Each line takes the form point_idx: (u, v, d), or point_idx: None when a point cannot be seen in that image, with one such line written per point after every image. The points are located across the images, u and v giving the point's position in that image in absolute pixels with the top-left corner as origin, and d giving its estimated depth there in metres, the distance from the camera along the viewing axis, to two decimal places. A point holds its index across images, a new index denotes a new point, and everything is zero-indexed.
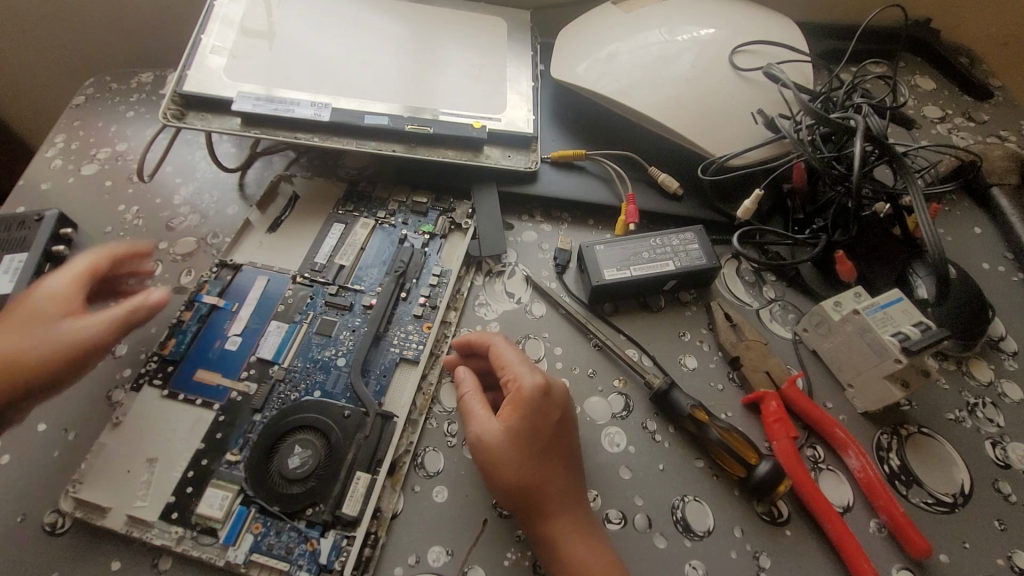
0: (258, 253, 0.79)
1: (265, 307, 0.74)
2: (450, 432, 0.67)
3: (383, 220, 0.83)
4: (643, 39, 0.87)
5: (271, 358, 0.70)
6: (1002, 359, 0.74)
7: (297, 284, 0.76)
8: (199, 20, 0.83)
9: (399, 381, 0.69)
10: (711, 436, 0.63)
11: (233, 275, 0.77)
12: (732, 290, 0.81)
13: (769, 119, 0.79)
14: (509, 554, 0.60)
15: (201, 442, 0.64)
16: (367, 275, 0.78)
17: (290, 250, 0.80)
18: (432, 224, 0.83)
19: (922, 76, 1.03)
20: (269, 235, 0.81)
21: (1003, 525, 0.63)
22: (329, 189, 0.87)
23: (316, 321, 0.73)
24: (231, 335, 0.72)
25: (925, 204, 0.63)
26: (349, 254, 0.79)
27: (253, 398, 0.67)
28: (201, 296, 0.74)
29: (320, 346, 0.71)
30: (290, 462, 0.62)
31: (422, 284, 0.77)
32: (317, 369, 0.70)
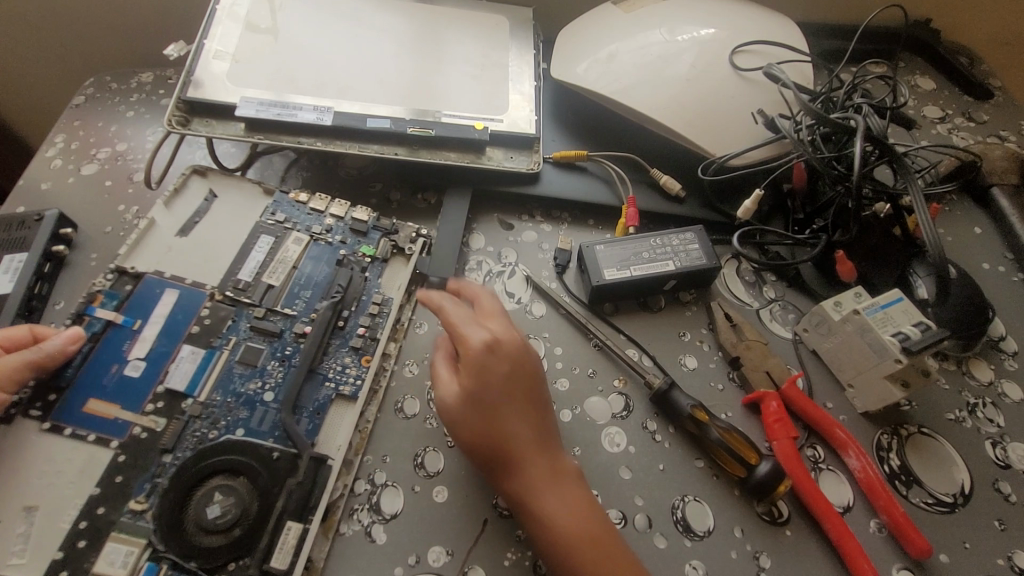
0: (163, 260, 0.74)
1: (172, 331, 0.70)
2: (416, 453, 0.66)
3: (319, 236, 0.79)
4: (643, 38, 0.87)
5: (183, 390, 0.66)
6: (1002, 359, 0.74)
7: (213, 307, 0.72)
8: (202, 25, 0.82)
9: (331, 421, 0.67)
10: (712, 437, 0.63)
11: (139, 289, 0.72)
12: (731, 290, 0.80)
13: (769, 119, 0.79)
14: (509, 555, 0.60)
15: (95, 487, 0.59)
16: (300, 298, 0.74)
17: (209, 262, 0.75)
18: (371, 244, 0.79)
19: (922, 76, 1.03)
20: (182, 240, 0.76)
21: (1003, 525, 0.63)
22: (249, 193, 0.82)
23: (239, 348, 0.70)
24: (132, 360, 0.67)
25: (925, 204, 0.63)
26: (278, 272, 0.75)
27: (161, 436, 0.63)
28: (97, 312, 0.69)
29: (245, 376, 0.68)
30: (208, 510, 0.58)
31: (363, 313, 0.74)
32: (240, 404, 0.66)
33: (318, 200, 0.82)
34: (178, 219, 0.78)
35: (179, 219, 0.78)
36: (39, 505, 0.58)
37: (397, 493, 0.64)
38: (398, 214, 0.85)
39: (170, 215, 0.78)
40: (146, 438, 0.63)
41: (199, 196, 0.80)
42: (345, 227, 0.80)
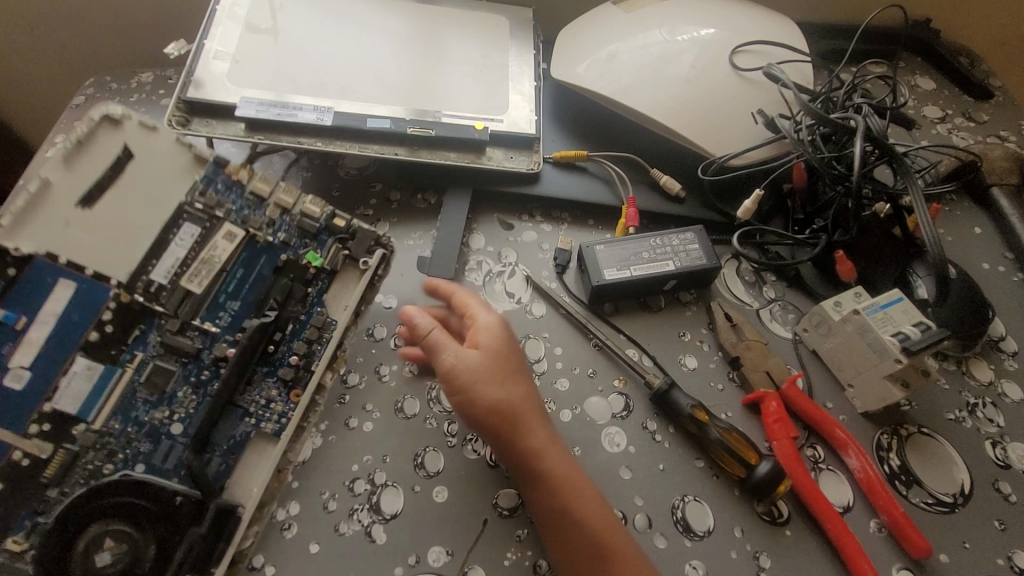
0: (60, 237, 0.61)
1: (63, 339, 0.60)
2: (416, 453, 0.66)
3: (257, 228, 0.68)
4: (642, 38, 0.87)
5: (75, 415, 0.59)
6: (1002, 359, 0.74)
7: (116, 312, 0.62)
8: (203, 25, 0.82)
9: (246, 465, 0.63)
10: (711, 437, 0.64)
11: (30, 275, 0.60)
12: (731, 290, 0.80)
13: (769, 119, 0.79)
14: (509, 554, 0.61)
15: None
16: (225, 311, 0.66)
17: (124, 248, 0.63)
18: (316, 248, 0.69)
19: (922, 76, 1.03)
20: (87, 216, 0.63)
21: (1003, 525, 0.63)
22: (173, 160, 0.67)
23: (144, 368, 0.63)
24: (14, 368, 0.58)
25: (925, 204, 0.64)
26: (201, 274, 0.66)
27: (46, 470, 0.58)
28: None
29: (150, 400, 0.62)
30: (96, 558, 0.55)
31: (296, 339, 0.67)
32: (142, 436, 0.61)
33: (256, 184, 0.70)
34: (82, 184, 0.63)
35: (82, 185, 0.63)
36: None
37: (397, 493, 0.64)
38: (398, 214, 0.85)
39: (73, 180, 0.63)
40: (28, 467, 0.57)
41: (107, 158, 0.64)
42: (290, 221, 0.70)
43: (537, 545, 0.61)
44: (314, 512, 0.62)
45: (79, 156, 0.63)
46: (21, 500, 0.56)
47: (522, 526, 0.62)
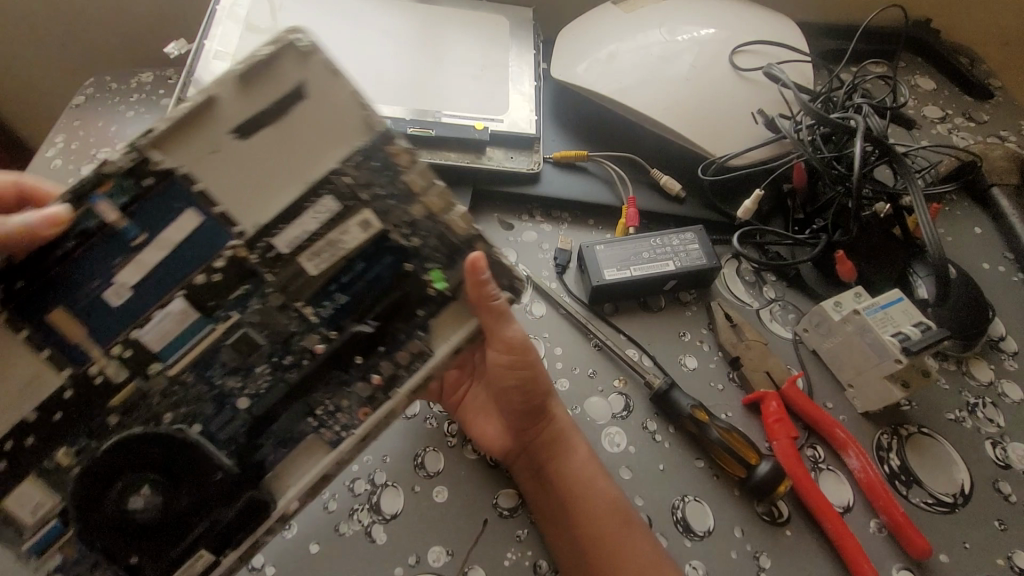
0: (222, 173, 0.47)
1: (166, 274, 0.48)
2: (416, 453, 0.67)
3: (394, 225, 0.53)
4: (643, 39, 0.87)
5: (156, 354, 0.49)
6: (1002, 359, 0.74)
7: (228, 261, 0.49)
8: (203, 25, 0.82)
9: (297, 459, 0.53)
10: (711, 436, 0.64)
11: (145, 198, 0.46)
12: (731, 290, 0.80)
13: (769, 119, 0.80)
14: (509, 554, 0.61)
15: (32, 412, 0.47)
16: (330, 302, 0.52)
17: (245, 192, 0.48)
18: (444, 266, 0.55)
19: (922, 76, 1.03)
20: (252, 147, 0.48)
21: (1004, 525, 0.63)
22: (337, 104, 0.50)
23: (235, 332, 0.50)
24: (117, 284, 0.47)
25: (925, 204, 0.65)
26: (322, 255, 0.51)
27: (112, 396, 0.49)
28: (88, 198, 0.45)
29: (227, 366, 0.51)
30: (130, 499, 0.46)
31: (398, 352, 0.54)
32: (209, 398, 0.51)
33: (413, 175, 0.52)
34: (251, 104, 0.47)
35: (252, 107, 0.47)
36: None
37: (397, 493, 0.64)
38: None
39: (245, 102, 0.47)
40: (99, 386, 0.48)
41: (293, 77, 0.48)
42: (432, 230, 0.54)
43: (537, 545, 0.61)
44: (313, 513, 0.62)
45: (258, 76, 0.47)
46: (86, 412, 0.48)
47: (522, 526, 0.62)
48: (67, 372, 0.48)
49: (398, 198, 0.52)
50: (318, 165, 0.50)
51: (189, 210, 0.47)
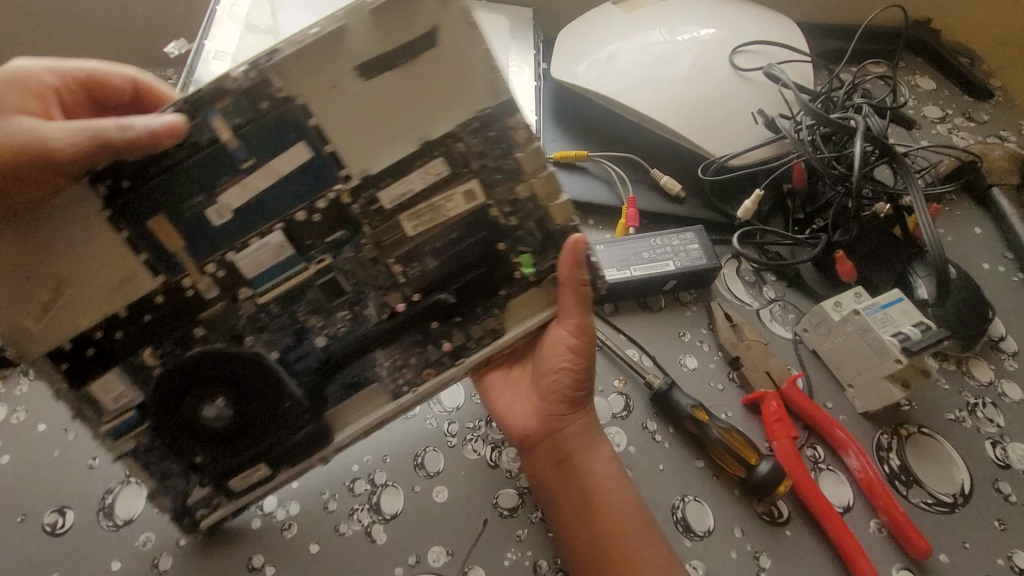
0: (342, 109, 0.47)
1: (264, 207, 0.49)
2: (416, 454, 0.67)
3: (498, 200, 0.55)
4: (642, 39, 0.87)
5: (249, 279, 0.52)
6: (1002, 359, 0.74)
7: (330, 204, 0.51)
8: (203, 25, 0.82)
9: (360, 402, 0.59)
10: (711, 436, 0.64)
11: (253, 126, 0.46)
12: (731, 290, 0.80)
13: (769, 119, 0.80)
14: (509, 554, 0.61)
15: (122, 310, 0.50)
16: (419, 263, 0.55)
17: (361, 133, 0.48)
18: (534, 252, 0.58)
19: (922, 76, 1.03)
20: (374, 87, 0.47)
21: (1003, 525, 0.62)
22: (467, 50, 0.48)
23: (328, 275, 0.54)
24: (221, 203, 0.48)
25: (925, 204, 0.65)
26: (422, 216, 0.53)
27: (201, 312, 0.52)
28: (206, 113, 0.45)
29: (312, 305, 0.55)
30: (207, 407, 0.53)
31: (473, 325, 0.59)
32: (289, 331, 0.55)
33: (526, 155, 0.53)
34: (376, 42, 0.45)
35: (380, 44, 0.45)
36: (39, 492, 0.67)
37: (397, 493, 0.65)
38: None
39: (377, 35, 0.45)
40: (191, 298, 0.51)
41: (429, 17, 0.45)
42: (532, 213, 0.56)
43: (537, 545, 0.61)
44: (314, 513, 0.64)
45: (397, 13, 0.45)
46: (173, 322, 0.52)
47: (522, 526, 0.62)
48: (162, 279, 0.50)
49: (508, 171, 0.53)
50: (438, 119, 0.49)
51: (291, 152, 0.47)
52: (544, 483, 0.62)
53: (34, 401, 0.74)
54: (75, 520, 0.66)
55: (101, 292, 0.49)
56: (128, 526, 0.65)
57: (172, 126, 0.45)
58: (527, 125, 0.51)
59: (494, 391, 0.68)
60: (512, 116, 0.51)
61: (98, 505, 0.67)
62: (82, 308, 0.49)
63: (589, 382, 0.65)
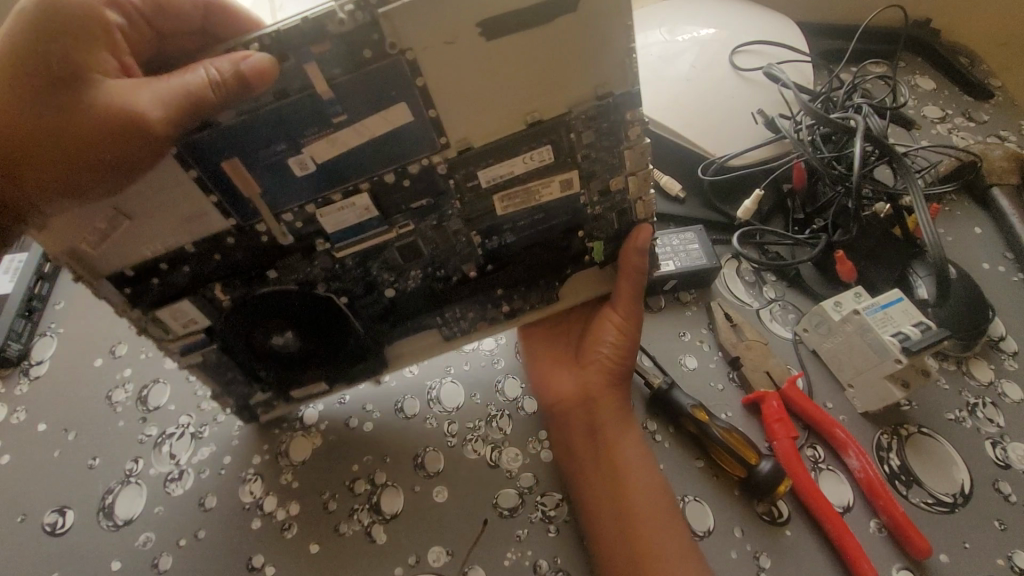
0: (462, 72, 0.46)
1: (343, 164, 0.49)
2: (416, 454, 0.67)
3: (591, 190, 0.58)
4: (643, 39, 0.88)
5: (332, 237, 0.55)
6: (1002, 359, 0.73)
7: (423, 169, 0.51)
8: None
9: (415, 338, 0.69)
10: (712, 436, 0.64)
11: (350, 81, 0.45)
12: (731, 289, 0.80)
13: (769, 119, 0.80)
14: (509, 554, 0.61)
15: (190, 246, 0.52)
16: (499, 233, 0.60)
17: (474, 98, 0.48)
18: (607, 241, 0.64)
19: (922, 76, 1.04)
20: (496, 49, 0.45)
21: (1004, 525, 0.62)
22: (603, 25, 0.46)
23: (406, 239, 0.57)
24: (308, 155, 0.48)
25: (925, 204, 0.65)
26: (516, 198, 0.56)
27: (279, 258, 0.56)
28: (303, 57, 0.43)
29: (387, 263, 0.59)
30: (277, 339, 0.60)
31: (532, 295, 0.66)
32: (361, 283, 0.60)
33: (633, 154, 0.55)
34: (514, 4, 0.43)
35: (512, 4, 0.43)
36: (44, 487, 0.68)
37: (397, 493, 0.65)
38: None
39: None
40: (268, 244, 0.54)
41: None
42: (616, 205, 0.61)
43: (537, 545, 0.61)
44: (314, 513, 0.64)
45: None
46: (244, 260, 0.55)
47: (522, 526, 0.62)
48: (232, 222, 0.51)
49: (606, 164, 0.56)
50: (553, 95, 0.49)
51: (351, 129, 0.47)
52: (573, 450, 0.65)
53: (34, 401, 0.75)
54: (74, 520, 0.66)
55: (163, 227, 0.51)
56: (129, 526, 0.65)
57: (263, 66, 0.42)
58: (642, 122, 0.53)
59: (536, 368, 0.73)
60: (631, 111, 0.52)
61: (98, 505, 0.67)
62: (145, 242, 0.51)
63: (628, 363, 0.69)
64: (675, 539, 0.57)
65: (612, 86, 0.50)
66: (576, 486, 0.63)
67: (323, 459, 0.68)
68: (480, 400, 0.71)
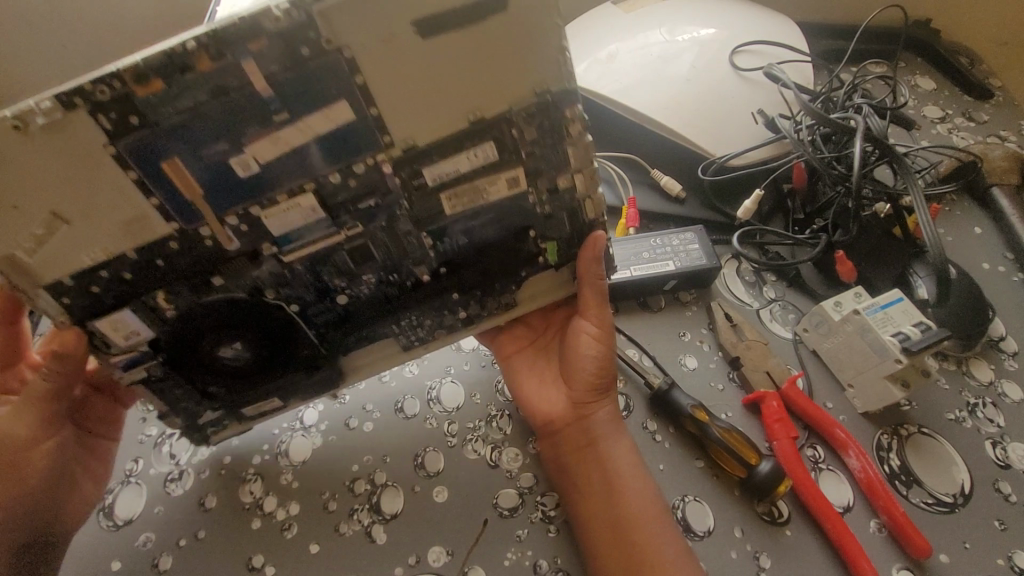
0: (402, 70, 0.44)
1: (285, 166, 0.47)
2: (416, 453, 0.67)
3: (537, 189, 0.56)
4: (643, 39, 0.88)
5: (274, 239, 0.52)
6: (1002, 359, 0.73)
7: (369, 168, 0.50)
8: None
9: (372, 346, 0.67)
10: (711, 436, 0.64)
11: (291, 78, 0.43)
12: (731, 290, 0.80)
13: (769, 119, 0.80)
14: (509, 555, 0.61)
15: (132, 253, 0.49)
16: (453, 236, 0.58)
17: (415, 95, 0.46)
18: (560, 246, 0.62)
19: (922, 76, 1.04)
20: (432, 50, 0.44)
21: (1004, 525, 0.62)
22: (538, 24, 0.45)
23: (354, 241, 0.54)
24: (248, 153, 0.45)
25: (925, 204, 0.65)
26: (464, 196, 0.54)
27: (222, 268, 0.53)
28: (238, 55, 0.41)
29: (338, 269, 0.56)
30: (225, 352, 0.57)
31: (488, 300, 0.64)
32: (311, 291, 0.58)
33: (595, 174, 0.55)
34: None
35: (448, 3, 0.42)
36: None
37: (397, 493, 0.65)
38: None
39: None
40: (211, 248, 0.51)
41: None
42: (566, 205, 0.58)
43: (537, 545, 0.61)
44: (314, 513, 0.64)
45: None
46: (183, 268, 0.51)
47: (522, 526, 0.62)
48: (176, 226, 0.48)
49: (550, 161, 0.54)
50: (494, 93, 0.48)
51: (324, 116, 0.45)
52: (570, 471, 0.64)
53: None
54: None
55: (105, 234, 0.47)
56: (129, 526, 0.65)
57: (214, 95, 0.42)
58: (581, 116, 0.51)
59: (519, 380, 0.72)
60: (570, 106, 0.51)
61: (98, 505, 0.66)
62: (81, 251, 0.48)
63: (612, 372, 0.68)
64: (668, 545, 0.57)
65: (548, 84, 0.49)
66: (567, 501, 0.62)
67: (323, 459, 0.68)
68: (480, 400, 0.72)
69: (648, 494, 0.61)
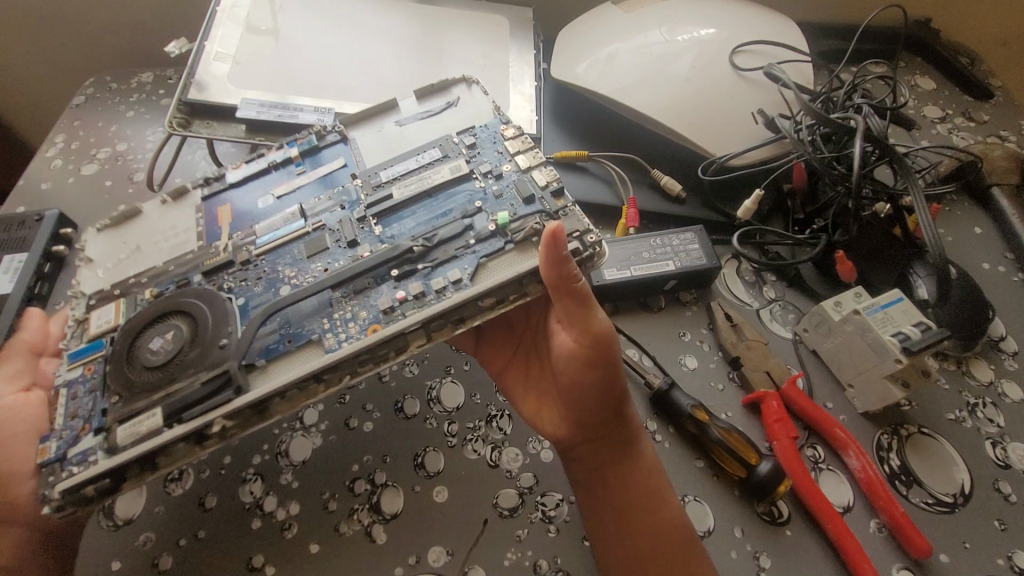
0: (382, 145, 0.71)
1: (294, 197, 0.68)
2: (416, 453, 0.68)
3: (482, 176, 0.67)
4: (642, 39, 0.88)
5: (256, 239, 0.64)
6: (1002, 359, 0.73)
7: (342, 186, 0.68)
8: (204, 27, 0.83)
9: (296, 350, 0.57)
10: (712, 436, 0.64)
11: (316, 151, 0.71)
12: (732, 290, 0.80)
13: (769, 119, 0.79)
14: (509, 555, 0.61)
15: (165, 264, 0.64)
16: (405, 223, 0.64)
17: (388, 149, 0.70)
18: (512, 215, 0.62)
19: (922, 76, 1.03)
20: (403, 131, 0.72)
21: (1004, 525, 0.62)
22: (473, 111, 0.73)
23: (320, 232, 0.64)
24: (271, 194, 0.68)
25: (925, 204, 0.65)
26: (412, 185, 0.66)
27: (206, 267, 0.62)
28: (291, 146, 0.72)
29: (294, 258, 0.63)
30: (154, 344, 0.57)
31: (438, 275, 0.60)
32: (264, 281, 0.62)
33: None
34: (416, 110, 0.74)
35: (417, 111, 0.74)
36: None
37: (397, 493, 0.65)
38: None
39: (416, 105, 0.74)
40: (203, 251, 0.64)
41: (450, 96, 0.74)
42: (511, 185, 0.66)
43: (536, 545, 0.61)
44: (313, 513, 0.64)
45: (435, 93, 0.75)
46: (182, 269, 0.63)
47: (522, 526, 0.62)
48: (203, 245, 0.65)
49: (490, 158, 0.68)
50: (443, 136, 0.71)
51: (329, 168, 0.69)
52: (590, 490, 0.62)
53: None
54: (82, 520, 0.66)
55: (159, 253, 0.65)
56: (129, 526, 0.64)
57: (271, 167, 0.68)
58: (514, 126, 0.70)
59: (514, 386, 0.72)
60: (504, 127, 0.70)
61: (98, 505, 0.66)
62: (134, 265, 0.64)
63: (617, 386, 0.61)
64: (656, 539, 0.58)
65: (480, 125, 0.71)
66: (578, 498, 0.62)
67: (323, 458, 0.68)
68: (480, 400, 0.72)
69: (656, 499, 0.60)
